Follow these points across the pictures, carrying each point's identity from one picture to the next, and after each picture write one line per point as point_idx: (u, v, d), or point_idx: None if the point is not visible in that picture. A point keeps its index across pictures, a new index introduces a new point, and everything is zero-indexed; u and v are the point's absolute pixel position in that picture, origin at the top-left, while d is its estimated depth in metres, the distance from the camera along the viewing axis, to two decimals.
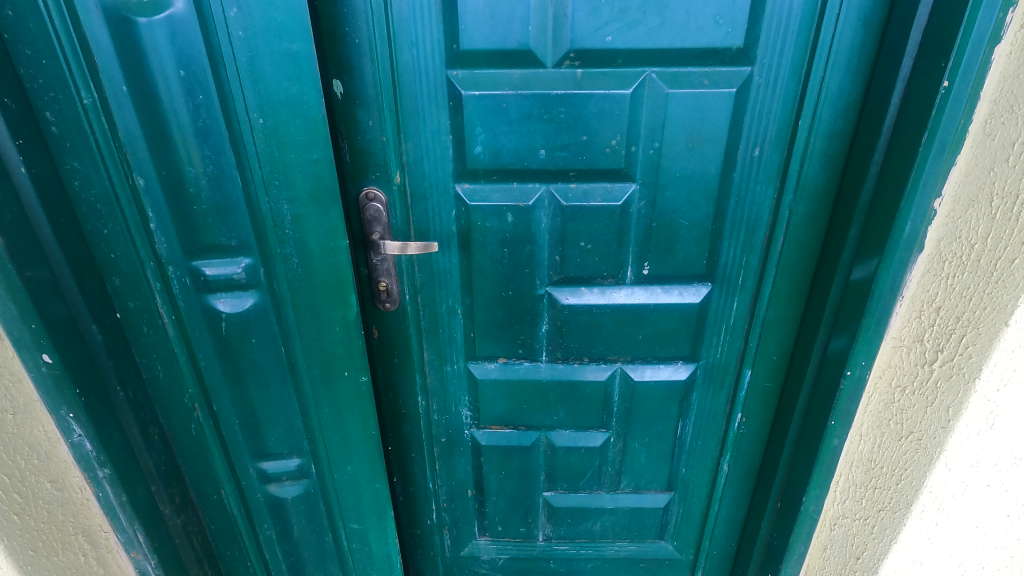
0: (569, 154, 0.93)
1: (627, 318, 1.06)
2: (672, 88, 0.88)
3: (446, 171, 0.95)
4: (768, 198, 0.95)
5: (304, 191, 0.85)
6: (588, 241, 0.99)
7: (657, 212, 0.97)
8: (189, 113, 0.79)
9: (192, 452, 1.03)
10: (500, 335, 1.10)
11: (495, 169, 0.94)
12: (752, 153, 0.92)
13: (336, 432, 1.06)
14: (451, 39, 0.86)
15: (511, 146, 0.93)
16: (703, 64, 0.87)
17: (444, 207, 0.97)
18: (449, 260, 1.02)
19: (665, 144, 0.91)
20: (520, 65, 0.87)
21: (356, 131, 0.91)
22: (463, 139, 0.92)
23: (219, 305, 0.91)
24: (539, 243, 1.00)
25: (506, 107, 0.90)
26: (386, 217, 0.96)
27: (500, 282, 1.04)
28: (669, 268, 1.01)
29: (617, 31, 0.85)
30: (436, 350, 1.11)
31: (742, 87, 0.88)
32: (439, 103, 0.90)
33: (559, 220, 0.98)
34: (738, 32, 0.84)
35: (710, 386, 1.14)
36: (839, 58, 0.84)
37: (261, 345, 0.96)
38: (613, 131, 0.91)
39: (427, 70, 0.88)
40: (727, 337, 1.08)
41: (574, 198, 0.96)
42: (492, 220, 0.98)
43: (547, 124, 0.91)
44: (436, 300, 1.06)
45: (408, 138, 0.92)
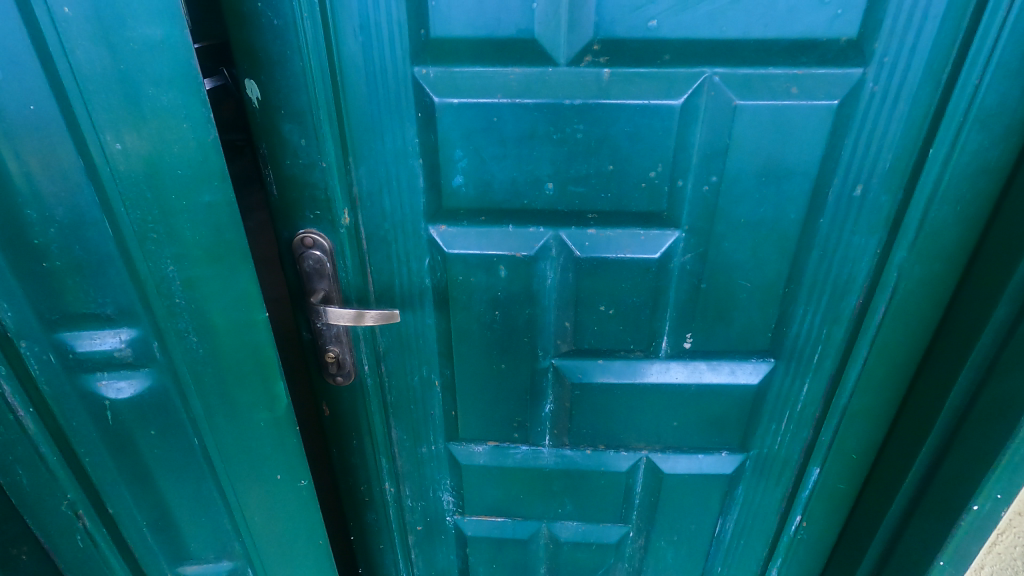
0: (587, 190, 0.65)
1: (658, 400, 0.80)
2: (744, 99, 0.59)
3: (414, 208, 0.68)
4: (868, 254, 0.67)
5: (195, 247, 0.58)
6: (610, 305, 0.72)
7: (710, 269, 0.69)
8: (15, 128, 0.51)
9: (83, 569, 0.76)
10: (489, 415, 0.84)
11: (482, 209, 0.67)
12: (852, 193, 0.64)
13: (270, 538, 0.82)
14: (418, 23, 0.58)
15: (505, 177, 0.65)
16: (793, 64, 0.58)
17: (413, 253, 0.71)
18: (421, 321, 0.76)
19: (726, 179, 0.63)
20: (519, 61, 0.59)
21: (282, 153, 0.63)
22: (437, 165, 0.65)
23: (104, 389, 0.67)
24: (543, 304, 0.73)
25: (496, 122, 0.62)
26: (331, 269, 0.70)
27: (490, 351, 0.77)
28: (720, 343, 0.74)
29: (666, 12, 0.56)
30: (409, 428, 0.86)
31: (848, 97, 0.59)
32: (401, 115, 0.63)
33: (572, 277, 0.70)
34: (852, 16, 0.56)
35: (761, 480, 0.88)
36: (1002, 59, 0.56)
37: (164, 438, 0.73)
38: (652, 159, 0.62)
39: (385, 68, 0.60)
40: (790, 426, 0.82)
41: (592, 249, 0.68)
42: (478, 273, 0.71)
43: (556, 147, 0.63)
44: (406, 369, 0.81)
45: (360, 163, 0.65)
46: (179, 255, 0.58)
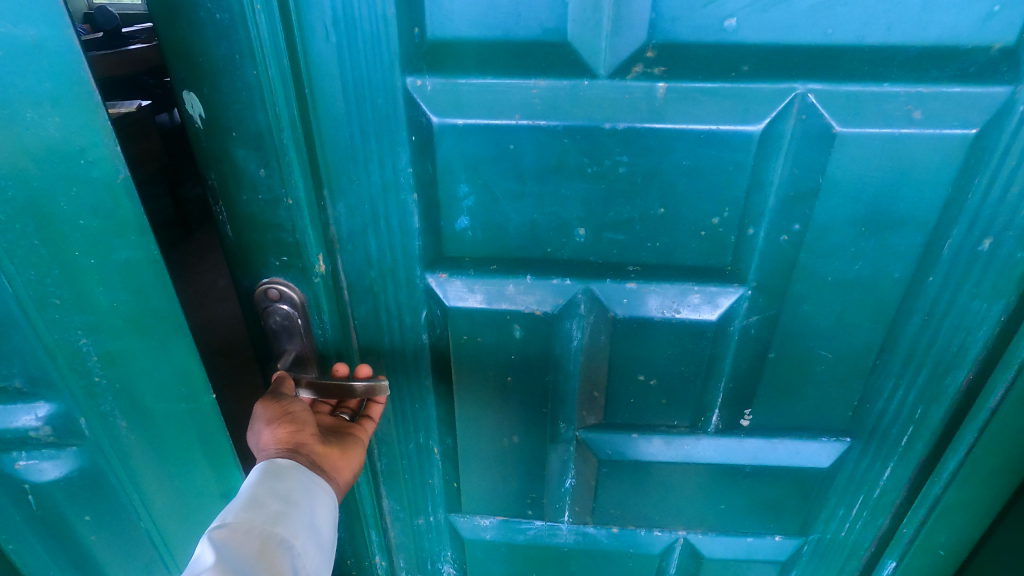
0: (628, 238, 0.51)
1: (701, 480, 0.66)
2: (847, 125, 0.44)
3: (407, 252, 0.53)
4: (988, 323, 0.52)
5: (115, 310, 0.47)
6: (650, 374, 0.58)
7: (779, 335, 0.55)
8: None
9: None
10: (497, 491, 0.70)
11: (493, 257, 0.53)
12: (979, 247, 0.49)
13: None
14: (412, 19, 0.44)
15: (523, 219, 0.50)
16: (915, 79, 0.43)
17: (407, 305, 0.57)
18: (417, 383, 0.62)
19: (813, 228, 0.49)
20: (544, 72, 0.45)
21: (235, 186, 0.49)
22: (436, 202, 0.50)
23: (21, 470, 0.54)
24: (567, 370, 0.59)
25: (512, 151, 0.47)
26: (301, 328, 0.56)
27: (501, 422, 0.63)
28: (785, 420, 0.60)
29: (750, 9, 0.41)
30: (403, 498, 0.73)
31: (990, 125, 0.44)
32: (388, 138, 0.48)
33: (604, 339, 0.56)
34: (1007, 15, 0.40)
35: (822, 570, 0.73)
36: None
37: (100, 530, 0.58)
38: (716, 201, 0.48)
39: (368, 77, 0.46)
40: (864, 513, 0.67)
41: (631, 307, 0.54)
42: (487, 333, 0.57)
43: (591, 183, 0.48)
44: (399, 436, 0.67)
45: (337, 198, 0.51)
46: (92, 325, 0.47)
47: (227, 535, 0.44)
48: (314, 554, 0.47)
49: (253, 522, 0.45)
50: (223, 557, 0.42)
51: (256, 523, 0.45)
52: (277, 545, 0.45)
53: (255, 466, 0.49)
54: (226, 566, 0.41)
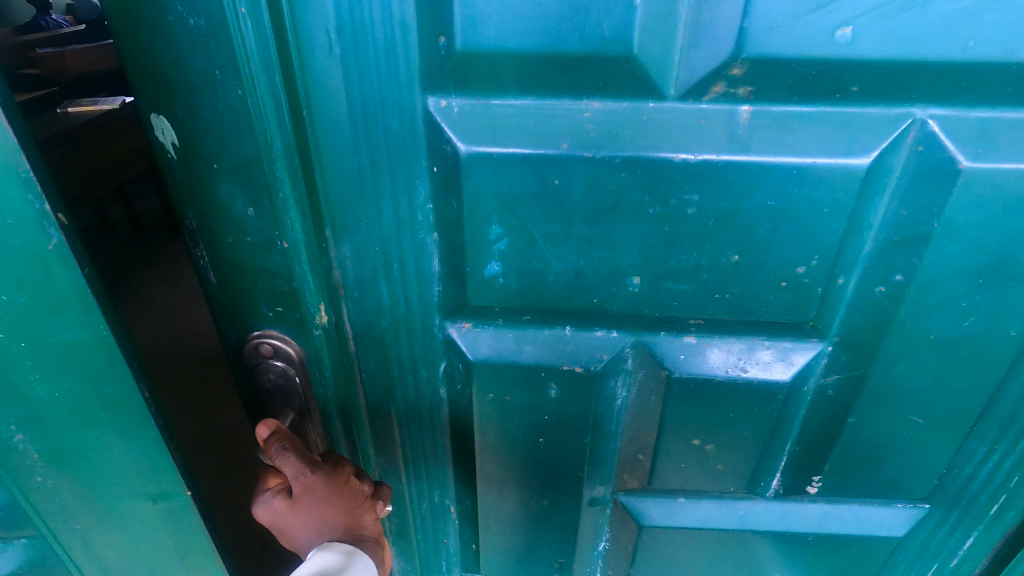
0: (692, 288, 0.43)
1: (753, 547, 0.58)
2: (976, 160, 0.37)
3: (423, 300, 0.45)
4: None
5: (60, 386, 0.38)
6: (705, 437, 0.50)
7: (863, 399, 0.47)
8: None
9: None
10: (519, 559, 0.61)
11: (529, 306, 0.45)
12: None
13: None
14: (436, 23, 0.35)
15: (567, 264, 0.42)
16: None
17: (422, 358, 0.48)
18: (433, 441, 0.54)
19: (916, 280, 0.41)
20: (601, 92, 0.37)
21: (220, 227, 0.40)
22: (461, 244, 0.42)
23: None
24: (607, 430, 0.51)
25: (557, 186, 0.39)
26: (299, 387, 0.47)
27: (527, 486, 0.55)
28: (860, 490, 0.52)
29: (871, 16, 0.34)
30: (413, 558, 0.64)
31: None
32: (403, 168, 0.40)
33: (656, 398, 0.48)
34: None
35: None
36: None
37: None
38: (802, 249, 0.41)
39: (378, 96, 0.37)
40: None
41: (690, 364, 0.46)
42: (516, 391, 0.48)
43: (650, 225, 0.40)
44: (407, 493, 0.58)
45: (342, 238, 0.43)
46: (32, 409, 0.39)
47: None
48: None
49: None
50: None
51: None
52: None
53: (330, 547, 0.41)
54: None
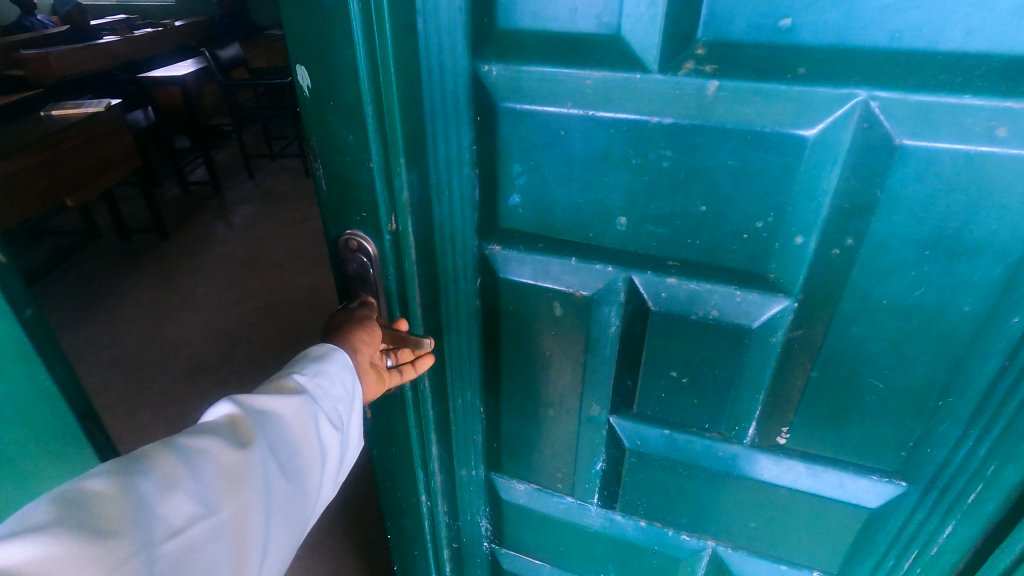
0: (668, 231, 0.61)
1: (733, 485, 0.77)
2: (914, 137, 0.50)
3: (465, 221, 0.68)
4: None
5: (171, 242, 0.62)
6: (683, 372, 0.70)
7: (827, 351, 0.63)
8: None
9: None
10: (527, 456, 0.86)
11: (541, 235, 0.66)
12: None
13: None
14: (485, 8, 0.56)
15: (569, 202, 0.63)
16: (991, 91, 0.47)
17: (463, 272, 0.72)
18: (466, 342, 0.78)
19: (864, 245, 0.56)
20: (598, 65, 0.56)
21: (332, 148, 0.64)
22: (495, 180, 0.64)
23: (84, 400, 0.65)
24: (603, 356, 0.72)
25: (564, 136, 0.59)
26: (374, 275, 0.72)
27: (541, 396, 0.78)
28: (832, 442, 0.69)
29: (808, 9, 0.48)
30: (448, 449, 0.90)
31: None
32: (457, 117, 0.62)
33: (641, 327, 0.68)
34: None
35: None
36: None
37: None
38: (759, 206, 0.57)
39: (442, 60, 0.59)
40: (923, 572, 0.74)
41: (669, 300, 0.65)
42: (531, 308, 0.70)
43: (634, 174, 0.59)
44: (449, 393, 0.84)
45: (411, 166, 0.65)
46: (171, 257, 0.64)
47: (198, 473, 0.53)
48: (284, 488, 0.60)
49: (234, 456, 0.55)
50: (193, 490, 0.52)
51: (231, 458, 0.55)
52: (251, 478, 0.56)
53: (335, 356, 0.67)
54: (197, 493, 0.52)
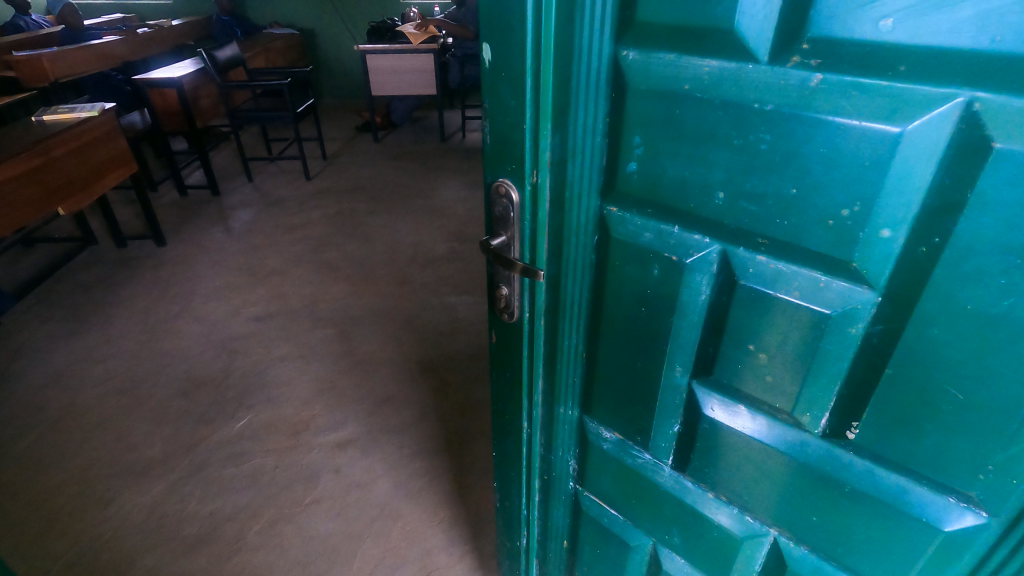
0: (759, 209, 0.63)
1: (799, 476, 0.76)
2: (1009, 142, 0.47)
3: (592, 182, 0.75)
4: None
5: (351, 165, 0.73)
6: (759, 347, 0.71)
7: (900, 352, 0.60)
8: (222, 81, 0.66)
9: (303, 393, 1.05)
10: (616, 404, 0.93)
11: (649, 200, 0.72)
12: None
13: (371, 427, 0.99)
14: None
15: (675, 174, 0.68)
16: None
17: (584, 228, 0.79)
18: (578, 290, 0.86)
19: (951, 246, 0.53)
20: (716, 54, 0.59)
21: (496, 109, 0.75)
22: (619, 146, 0.72)
23: None
24: (693, 320, 0.75)
25: (677, 114, 0.65)
26: (512, 222, 0.80)
27: (633, 349, 0.85)
28: (899, 452, 0.65)
29: (906, 14, 0.48)
30: (552, 387, 0.98)
31: None
32: (598, 95, 0.69)
33: (727, 298, 0.71)
34: None
35: None
36: None
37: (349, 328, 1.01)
38: (848, 195, 0.57)
39: (591, 46, 0.67)
40: None
41: (754, 278, 0.66)
42: (634, 262, 0.77)
43: (735, 154, 0.63)
44: (558, 335, 0.92)
45: (555, 131, 0.72)
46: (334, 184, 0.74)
47: None
48: None
49: None
50: None
51: None
52: None
53: None
54: None
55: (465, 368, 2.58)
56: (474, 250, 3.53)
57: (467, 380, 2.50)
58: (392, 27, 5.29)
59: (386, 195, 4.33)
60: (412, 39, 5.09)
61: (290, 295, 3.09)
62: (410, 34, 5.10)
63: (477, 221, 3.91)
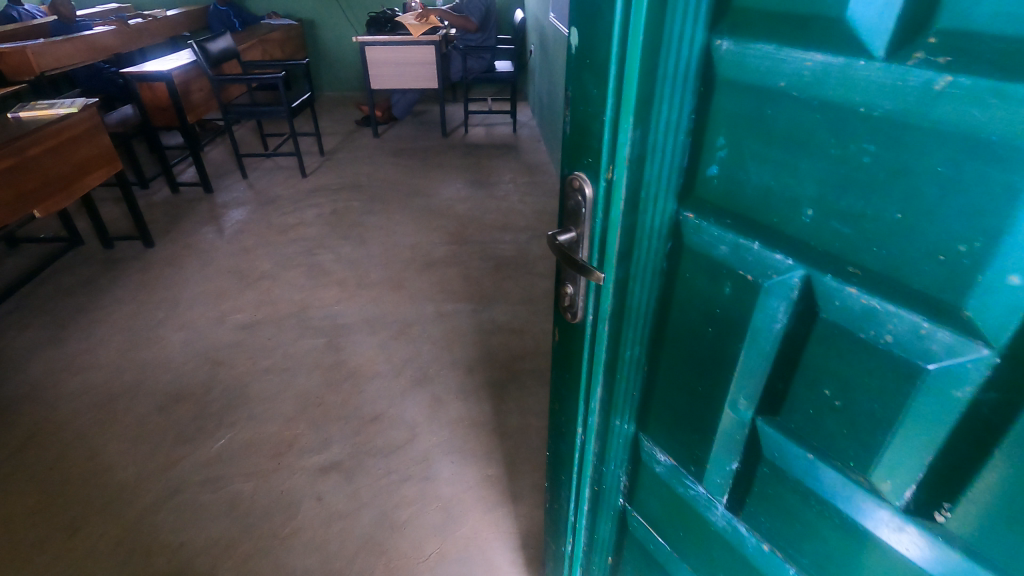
0: (852, 232, 0.56)
1: (874, 553, 0.65)
2: None
3: (669, 184, 0.71)
4: None
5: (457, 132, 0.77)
6: (836, 394, 0.62)
7: (1018, 430, 0.48)
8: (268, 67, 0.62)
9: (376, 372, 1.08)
10: (674, 424, 0.89)
11: (729, 210, 0.67)
12: None
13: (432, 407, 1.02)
14: None
15: (759, 183, 0.63)
16: None
17: (657, 233, 0.76)
18: (646, 295, 0.83)
19: None
20: (821, 47, 0.51)
21: (584, 98, 0.73)
22: (701, 147, 0.67)
23: None
24: (762, 349, 0.68)
25: (769, 115, 0.58)
26: (583, 218, 0.79)
27: (695, 368, 0.81)
28: (1004, 549, 0.53)
29: None
30: (609, 397, 0.97)
31: None
32: (684, 88, 0.64)
33: (806, 329, 0.63)
34: None
35: None
36: None
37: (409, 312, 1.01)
38: (968, 228, 0.47)
39: (681, 35, 0.61)
40: None
41: (838, 312, 0.58)
42: (704, 277, 0.73)
43: (832, 164, 0.55)
44: (620, 343, 0.89)
45: (637, 125, 0.67)
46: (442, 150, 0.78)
47: None
48: None
49: None
50: None
51: None
52: None
53: None
54: None
55: (460, 383, 2.43)
56: (474, 253, 3.39)
57: (463, 396, 2.36)
58: (392, 18, 5.11)
59: (383, 193, 4.18)
60: (412, 31, 4.90)
61: (279, 300, 2.96)
62: (411, 26, 4.92)
63: (478, 223, 3.75)
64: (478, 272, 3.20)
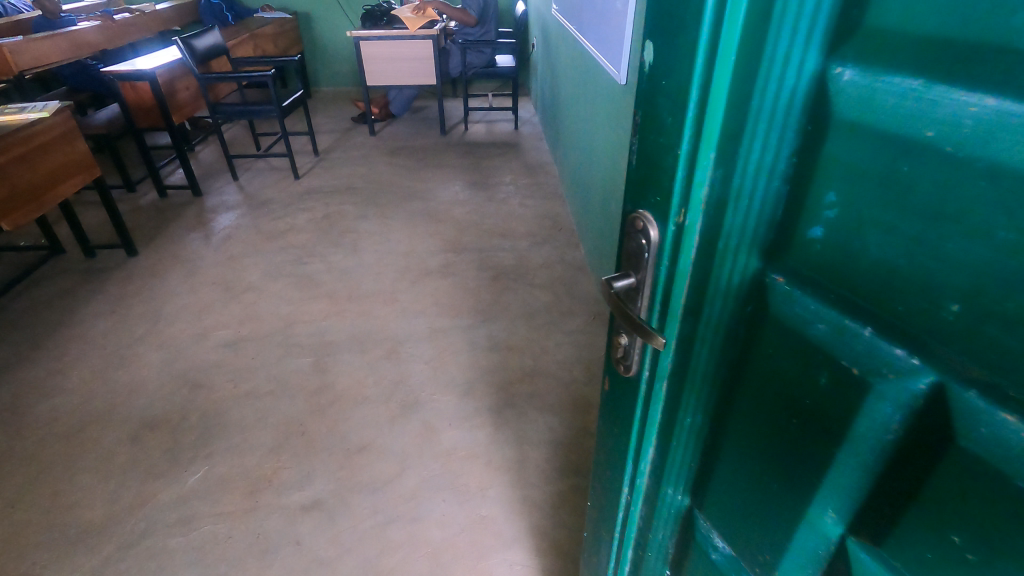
0: (1021, 347, 0.38)
1: None
2: None
3: (755, 237, 0.56)
4: None
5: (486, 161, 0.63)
6: (973, 548, 0.45)
7: None
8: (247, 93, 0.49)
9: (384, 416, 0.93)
10: (736, 517, 0.71)
11: (835, 284, 0.50)
12: None
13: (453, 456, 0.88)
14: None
15: (879, 258, 0.46)
16: None
17: (734, 292, 0.60)
18: (715, 362, 0.66)
19: None
20: (996, 88, 0.35)
21: (653, 123, 0.58)
22: (800, 201, 0.51)
23: None
24: (863, 459, 0.52)
25: (905, 175, 0.42)
26: (645, 265, 0.63)
27: (771, 461, 0.63)
28: None
29: None
30: (660, 466, 0.79)
31: None
32: (782, 128, 0.49)
33: (931, 450, 0.46)
34: None
35: None
36: None
37: None
38: None
39: (786, 59, 0.46)
40: None
41: (984, 445, 0.41)
42: (790, 359, 0.56)
43: (992, 252, 0.38)
44: (677, 409, 0.73)
45: (719, 163, 0.53)
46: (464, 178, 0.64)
47: None
48: None
49: None
50: None
51: None
52: None
53: None
54: None
55: (454, 409, 2.27)
56: (473, 263, 3.22)
57: (456, 424, 2.20)
58: (388, 12, 4.91)
59: (379, 197, 4.00)
60: (409, 26, 4.71)
61: (266, 315, 2.81)
62: (409, 21, 4.73)
63: (476, 229, 3.58)
64: (477, 284, 3.04)
